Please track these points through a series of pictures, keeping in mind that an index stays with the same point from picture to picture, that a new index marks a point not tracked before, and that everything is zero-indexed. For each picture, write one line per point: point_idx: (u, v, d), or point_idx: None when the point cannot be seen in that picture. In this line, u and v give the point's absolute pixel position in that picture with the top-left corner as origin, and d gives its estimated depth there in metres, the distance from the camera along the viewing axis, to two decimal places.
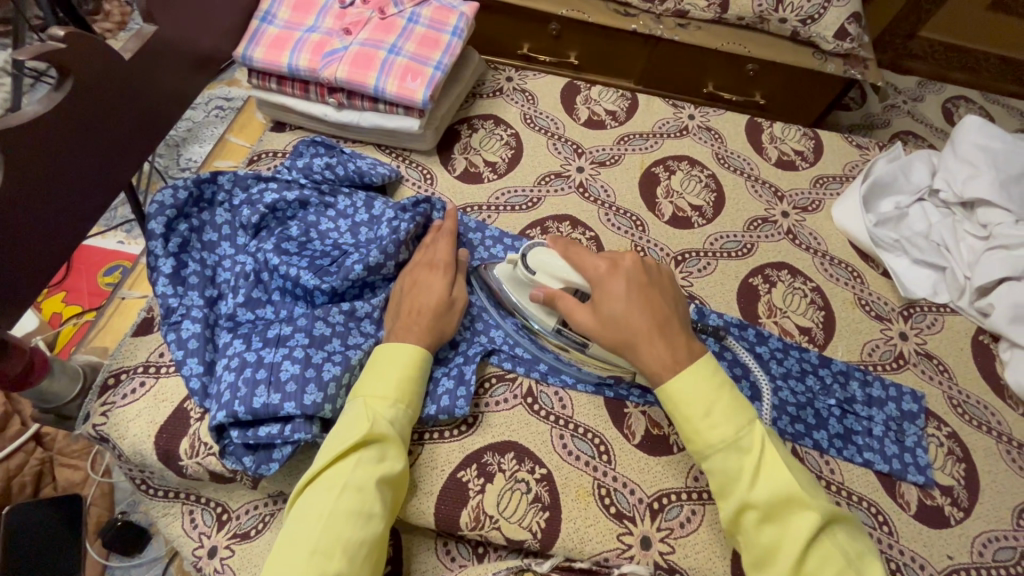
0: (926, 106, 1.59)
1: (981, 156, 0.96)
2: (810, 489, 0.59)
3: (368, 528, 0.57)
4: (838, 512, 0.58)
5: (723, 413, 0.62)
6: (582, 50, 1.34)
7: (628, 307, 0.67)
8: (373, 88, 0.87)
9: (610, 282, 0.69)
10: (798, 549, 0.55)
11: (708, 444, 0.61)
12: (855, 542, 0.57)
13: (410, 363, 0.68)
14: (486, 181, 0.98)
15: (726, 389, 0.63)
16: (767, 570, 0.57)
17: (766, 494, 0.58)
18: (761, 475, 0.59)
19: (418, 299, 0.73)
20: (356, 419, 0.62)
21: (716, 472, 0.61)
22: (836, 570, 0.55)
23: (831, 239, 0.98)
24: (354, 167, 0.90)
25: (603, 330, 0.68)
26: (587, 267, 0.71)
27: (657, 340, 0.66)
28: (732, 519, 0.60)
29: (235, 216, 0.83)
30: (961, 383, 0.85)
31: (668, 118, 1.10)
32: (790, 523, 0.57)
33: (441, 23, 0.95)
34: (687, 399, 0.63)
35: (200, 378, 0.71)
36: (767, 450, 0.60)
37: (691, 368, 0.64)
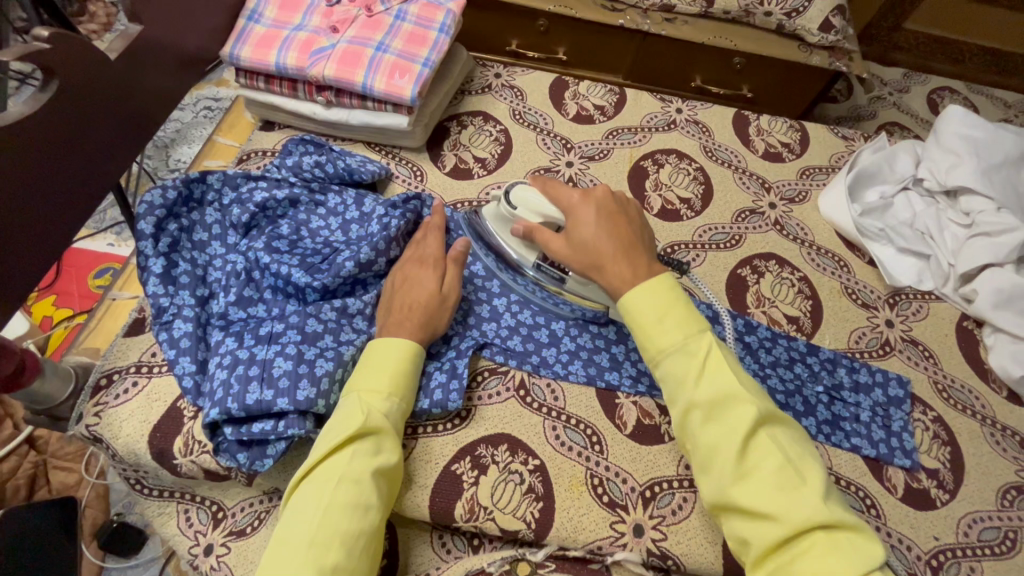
0: (912, 98, 1.60)
1: (963, 145, 0.97)
2: (753, 391, 0.59)
3: (365, 520, 0.58)
4: (779, 418, 0.58)
5: (675, 321, 0.62)
6: (571, 46, 1.34)
7: (597, 231, 0.69)
8: (361, 85, 0.88)
9: (581, 210, 0.71)
10: (738, 445, 0.54)
11: (660, 349, 0.61)
12: (795, 444, 0.56)
13: (403, 357, 0.68)
14: (476, 177, 0.99)
15: (682, 302, 0.63)
16: (710, 472, 0.56)
17: (710, 395, 0.57)
18: (707, 376, 0.58)
19: (410, 294, 0.74)
20: (351, 412, 0.62)
21: (666, 377, 0.61)
22: (774, 466, 0.53)
23: (818, 229, 0.99)
24: (344, 165, 0.91)
25: (573, 253, 0.70)
26: (562, 199, 0.73)
27: (621, 258, 0.67)
28: (681, 423, 0.59)
29: (225, 216, 0.83)
30: (946, 368, 0.86)
31: (656, 112, 1.11)
32: (732, 421, 0.56)
33: (428, 19, 0.96)
34: (641, 309, 0.63)
35: (193, 377, 0.71)
36: (714, 354, 0.60)
37: (651, 282, 0.64)
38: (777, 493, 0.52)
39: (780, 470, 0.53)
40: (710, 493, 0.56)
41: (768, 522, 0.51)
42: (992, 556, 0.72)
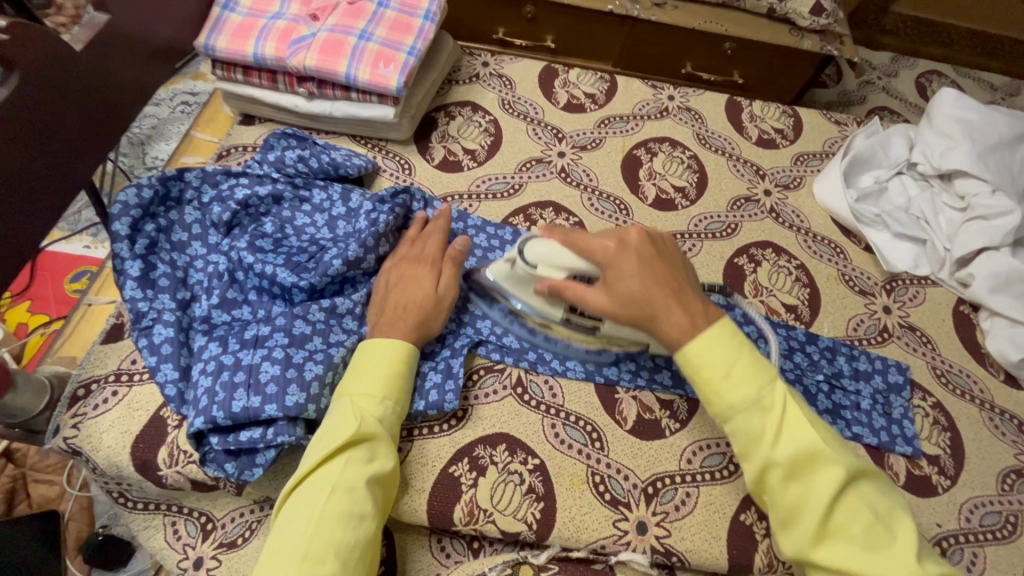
0: (900, 81, 1.59)
1: (958, 128, 0.96)
2: (831, 444, 0.58)
3: (361, 529, 0.56)
4: (861, 467, 0.58)
5: (745, 373, 0.59)
6: (559, 33, 1.31)
7: (643, 282, 0.64)
8: (344, 75, 0.84)
9: (620, 260, 0.66)
10: (826, 506, 0.54)
11: (730, 405, 0.59)
12: (878, 496, 0.57)
13: (398, 359, 0.66)
14: (466, 169, 0.96)
15: (747, 349, 0.61)
16: (794, 529, 0.56)
17: (790, 453, 0.56)
18: (785, 434, 0.57)
19: (405, 295, 0.71)
20: (344, 417, 0.60)
21: (738, 433, 0.59)
22: (864, 526, 0.54)
23: (814, 216, 0.98)
24: (329, 159, 0.87)
25: (619, 305, 0.65)
26: (594, 250, 0.67)
27: (676, 307, 0.63)
28: (757, 479, 0.58)
29: (205, 215, 0.80)
30: (944, 353, 0.86)
31: (648, 100, 1.09)
32: (816, 480, 0.55)
33: (412, 6, 0.92)
34: (709, 363, 0.60)
35: (176, 385, 0.68)
36: (789, 408, 0.58)
37: (710, 331, 0.61)
38: (871, 553, 0.53)
39: (871, 530, 0.54)
40: (792, 550, 0.56)
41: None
42: (994, 541, 0.72)
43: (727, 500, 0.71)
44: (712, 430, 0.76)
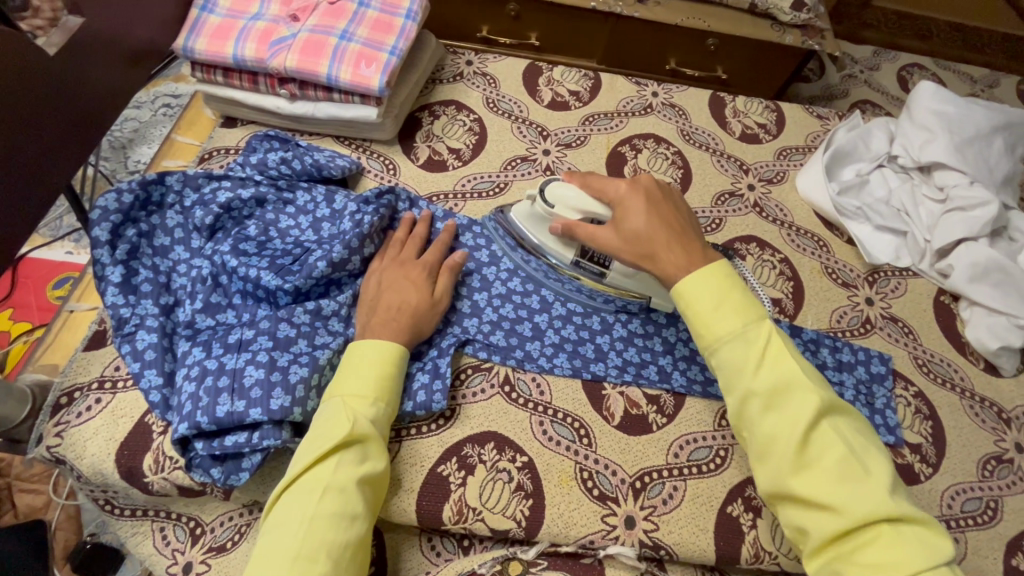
0: (882, 76, 1.59)
1: (937, 120, 0.97)
2: (814, 380, 0.58)
3: (352, 530, 0.56)
4: (841, 409, 0.58)
5: (731, 307, 0.61)
6: (543, 31, 1.31)
7: (648, 220, 0.68)
8: (326, 76, 0.84)
9: (630, 200, 0.71)
10: (800, 436, 0.54)
11: (715, 336, 0.60)
12: (858, 436, 0.56)
13: (391, 359, 0.66)
14: (451, 168, 0.96)
15: (737, 288, 0.62)
16: (768, 460, 0.56)
17: (769, 383, 0.57)
18: (767, 364, 0.58)
19: (399, 297, 0.72)
20: (336, 418, 0.60)
21: (722, 364, 0.60)
22: (837, 458, 0.53)
23: (797, 210, 0.99)
24: (312, 161, 0.87)
25: (624, 242, 0.69)
26: (608, 191, 0.72)
27: (674, 245, 0.66)
28: (737, 411, 0.58)
29: (188, 218, 0.79)
30: (925, 343, 0.87)
31: (632, 96, 1.09)
32: (793, 410, 0.55)
33: (394, 5, 0.92)
34: (697, 296, 0.62)
35: (161, 391, 0.68)
36: (773, 342, 0.59)
37: (705, 270, 0.64)
38: (842, 485, 0.52)
39: (844, 462, 0.53)
40: (766, 484, 0.56)
41: (830, 514, 0.52)
42: (975, 527, 0.73)
43: (714, 492, 0.72)
44: (699, 424, 0.77)
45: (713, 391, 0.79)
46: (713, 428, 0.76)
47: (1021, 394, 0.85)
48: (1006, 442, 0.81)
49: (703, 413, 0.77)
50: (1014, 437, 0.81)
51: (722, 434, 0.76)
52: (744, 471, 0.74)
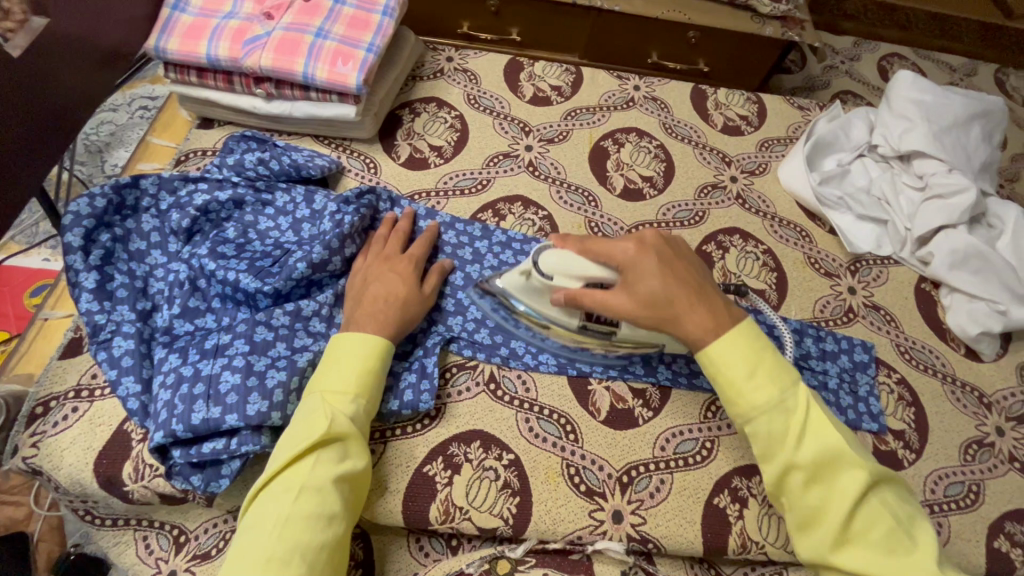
0: (862, 66, 1.61)
1: (915, 109, 0.98)
2: (854, 449, 0.60)
3: (329, 529, 0.55)
4: (882, 473, 0.60)
5: (766, 375, 0.62)
6: (524, 26, 1.31)
7: (664, 283, 0.66)
8: (302, 74, 0.83)
9: (641, 261, 0.67)
10: (848, 509, 0.56)
11: (751, 407, 0.61)
12: (899, 501, 0.59)
13: (373, 354, 0.65)
14: (433, 166, 0.95)
15: (770, 352, 0.64)
16: (812, 531, 0.58)
17: (812, 455, 0.58)
18: (807, 437, 0.59)
19: (385, 287, 0.71)
20: (313, 417, 0.59)
21: (761, 434, 0.61)
22: (884, 531, 0.56)
23: (779, 201, 0.99)
24: (290, 161, 0.85)
25: (641, 308, 0.66)
26: (614, 254, 0.67)
27: (697, 305, 0.65)
28: (778, 481, 0.60)
29: (164, 222, 0.78)
30: (908, 331, 0.88)
31: (614, 91, 1.09)
32: (839, 483, 0.57)
33: (370, 2, 0.90)
34: (731, 363, 0.63)
35: (138, 398, 0.67)
36: (812, 411, 0.60)
37: (733, 333, 0.64)
38: (891, 557, 0.55)
39: (891, 536, 0.56)
40: (810, 553, 0.58)
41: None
42: (958, 510, 0.74)
43: (700, 484, 0.72)
44: (685, 416, 0.77)
45: (698, 382, 0.79)
46: (699, 420, 0.77)
47: (1001, 378, 0.86)
48: (987, 426, 0.82)
49: (689, 405, 0.78)
50: (995, 420, 0.82)
51: (708, 426, 0.76)
52: (729, 462, 0.74)
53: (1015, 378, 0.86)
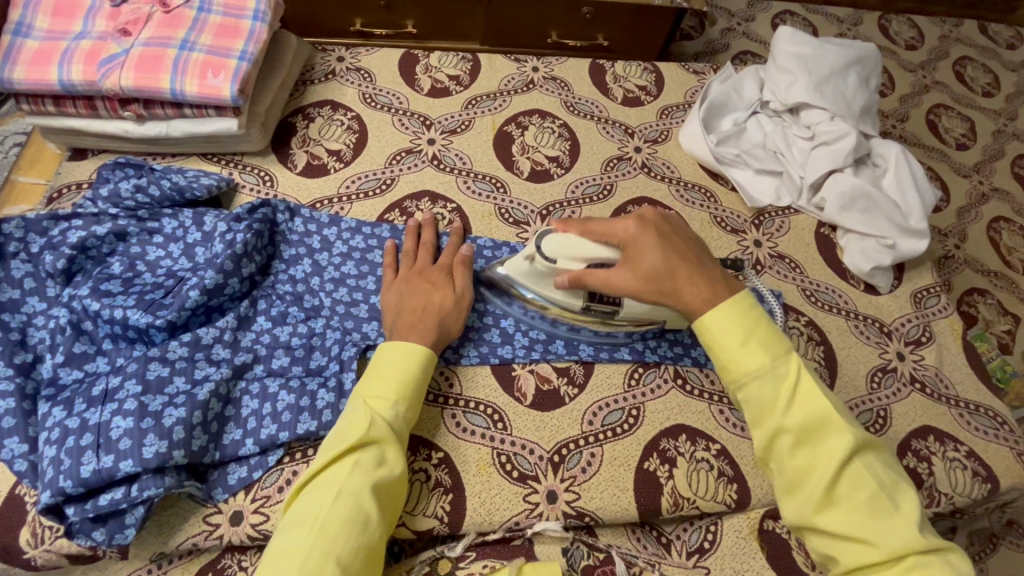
0: (758, 25, 1.65)
1: (797, 63, 1.02)
2: (844, 415, 0.59)
3: (364, 536, 0.56)
4: (873, 442, 0.59)
5: (761, 343, 0.62)
6: (419, 17, 1.28)
7: (665, 257, 0.68)
8: (170, 91, 0.78)
9: (641, 238, 0.69)
10: (832, 471, 0.55)
11: (746, 372, 0.61)
12: (886, 468, 0.57)
13: (417, 362, 0.67)
14: (333, 171, 0.92)
15: (765, 325, 0.63)
16: (797, 494, 0.57)
17: (800, 419, 0.58)
18: (798, 402, 0.59)
19: (424, 297, 0.73)
20: (355, 420, 0.61)
21: (752, 400, 0.60)
22: (867, 494, 0.55)
23: (682, 165, 1.02)
24: (171, 184, 0.80)
25: (645, 282, 0.67)
26: (615, 233, 0.69)
27: (694, 279, 0.66)
28: (767, 447, 0.59)
29: (38, 265, 0.72)
30: (811, 275, 0.92)
31: (513, 74, 1.08)
32: (824, 446, 0.57)
33: (238, 7, 0.86)
34: (722, 332, 0.63)
35: (26, 458, 0.62)
36: (803, 379, 0.60)
37: (732, 304, 0.64)
38: (872, 517, 0.54)
39: (875, 498, 0.54)
40: (794, 517, 0.57)
41: (860, 545, 0.53)
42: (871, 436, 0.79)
43: (630, 452, 0.74)
44: (609, 387, 0.78)
45: (620, 353, 0.80)
46: (623, 389, 0.78)
47: (898, 307, 0.92)
48: (889, 353, 0.87)
49: (613, 376, 0.79)
50: (896, 347, 0.88)
51: (633, 394, 0.78)
52: (655, 426, 0.76)
53: (911, 305, 0.92)
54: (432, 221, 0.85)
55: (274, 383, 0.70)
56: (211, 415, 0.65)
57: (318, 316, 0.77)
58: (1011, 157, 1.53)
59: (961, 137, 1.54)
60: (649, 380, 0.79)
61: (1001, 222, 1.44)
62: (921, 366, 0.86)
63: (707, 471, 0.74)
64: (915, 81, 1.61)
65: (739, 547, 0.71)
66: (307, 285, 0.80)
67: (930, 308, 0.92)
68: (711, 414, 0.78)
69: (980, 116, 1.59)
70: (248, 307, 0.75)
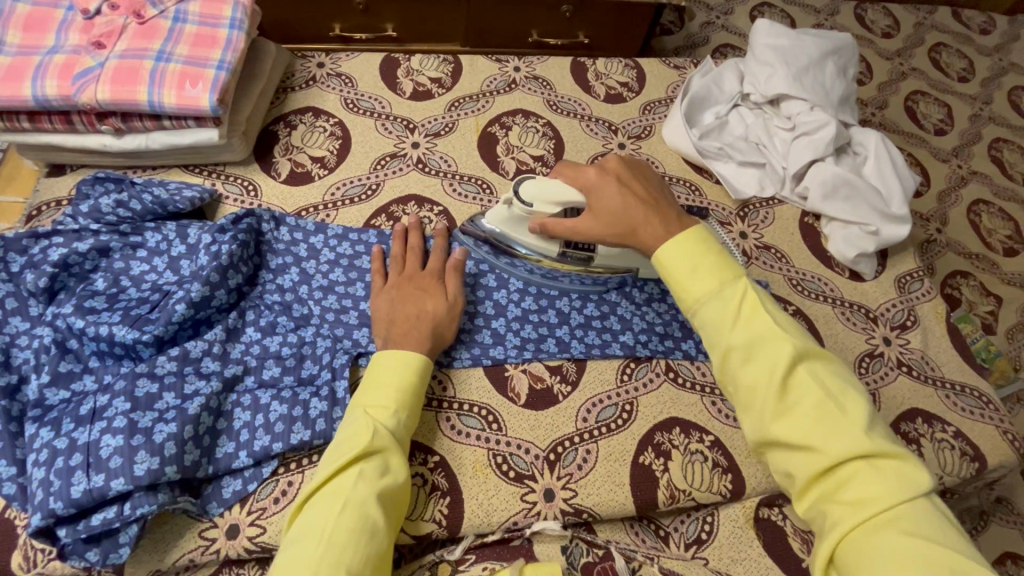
0: (737, 18, 1.67)
1: (775, 55, 1.03)
2: (789, 329, 0.57)
3: (372, 546, 0.55)
4: (822, 354, 0.57)
5: (709, 271, 0.61)
6: (399, 21, 1.28)
7: (624, 200, 0.71)
8: (148, 103, 0.77)
9: (603, 185, 0.74)
10: (778, 379, 0.54)
11: (695, 298, 0.61)
12: (835, 377, 0.55)
13: (413, 368, 0.68)
14: (318, 178, 0.91)
15: (713, 253, 0.63)
16: (751, 411, 0.55)
17: (747, 334, 0.57)
18: (745, 319, 0.58)
19: (418, 305, 0.73)
20: (356, 430, 0.61)
21: (703, 324, 0.60)
22: (815, 402, 0.53)
23: (667, 160, 1.02)
24: (153, 197, 0.79)
25: (606, 225, 0.72)
26: (580, 180, 0.75)
27: (652, 219, 0.69)
28: (720, 369, 0.58)
29: (19, 285, 0.71)
30: (797, 264, 0.93)
31: (495, 74, 1.08)
32: (770, 358, 0.55)
33: (214, 16, 0.85)
34: (675, 262, 0.63)
35: (14, 481, 0.61)
36: (750, 300, 0.59)
37: (682, 237, 0.65)
38: (822, 425, 0.51)
39: (823, 406, 0.52)
40: (751, 433, 0.55)
41: (810, 454, 0.51)
42: None
43: (625, 447, 0.74)
44: (602, 384, 0.79)
45: (611, 350, 0.81)
46: (616, 385, 0.79)
47: (883, 293, 0.93)
48: (876, 338, 0.88)
49: (605, 373, 0.79)
50: (883, 332, 0.89)
51: (626, 389, 0.78)
52: (649, 420, 0.77)
53: (895, 290, 0.93)
54: (418, 224, 0.84)
55: (266, 395, 0.69)
56: (203, 429, 0.65)
57: (308, 325, 0.77)
58: (988, 140, 1.56)
59: (940, 122, 1.57)
60: (641, 374, 0.80)
61: (981, 205, 1.46)
62: (908, 350, 0.88)
63: (702, 463, 0.74)
64: (892, 69, 1.64)
65: (736, 536, 0.72)
66: (295, 294, 0.79)
67: (914, 292, 0.94)
68: (704, 406, 0.79)
69: (957, 101, 1.61)
70: (236, 319, 0.75)
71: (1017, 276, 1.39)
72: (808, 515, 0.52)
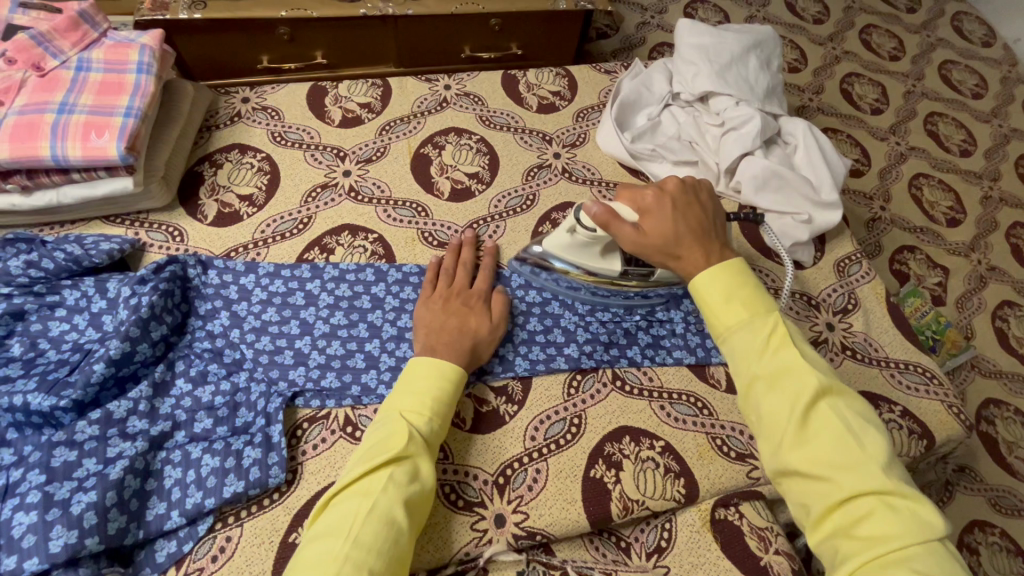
0: (671, 15, 1.68)
1: (698, 54, 1.04)
2: (816, 362, 0.57)
3: (395, 551, 0.55)
4: (846, 391, 0.56)
5: (742, 301, 0.62)
6: (327, 48, 1.27)
7: (676, 226, 0.69)
8: (52, 158, 0.75)
9: (659, 208, 0.71)
10: (800, 410, 0.53)
11: (726, 326, 0.61)
12: (857, 414, 0.54)
13: (446, 378, 0.68)
14: (247, 217, 0.89)
15: (749, 285, 0.63)
16: (772, 439, 0.55)
17: (775, 364, 0.57)
18: (773, 350, 0.58)
19: (461, 320, 0.75)
20: (393, 432, 0.62)
21: (733, 351, 0.60)
22: (837, 437, 0.52)
23: (602, 165, 1.03)
24: (67, 253, 0.76)
25: (652, 244, 0.70)
26: (635, 201, 0.73)
27: (693, 245, 0.68)
28: (744, 394, 0.58)
29: None
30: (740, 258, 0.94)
31: (425, 94, 1.07)
32: (794, 388, 0.55)
33: (120, 62, 0.83)
34: (708, 290, 0.64)
35: None
36: (780, 331, 0.59)
37: (719, 268, 0.65)
38: (840, 459, 0.51)
39: (844, 441, 0.52)
40: (771, 462, 0.55)
41: (826, 486, 0.51)
42: None
43: (575, 462, 0.73)
44: (550, 399, 0.78)
45: (556, 364, 0.80)
46: (564, 399, 0.78)
47: (823, 279, 0.94)
48: (819, 325, 0.89)
49: (552, 389, 0.79)
50: (826, 318, 0.90)
51: (574, 402, 0.78)
52: (598, 432, 0.76)
53: (835, 275, 0.95)
54: (472, 240, 0.88)
55: (197, 449, 0.67)
56: (129, 492, 0.63)
57: (241, 370, 0.75)
58: (923, 115, 1.59)
59: (875, 102, 1.60)
60: (588, 386, 0.79)
61: (921, 178, 1.49)
62: (851, 333, 0.89)
63: (654, 469, 0.74)
64: (826, 54, 1.67)
65: (693, 541, 0.71)
66: (227, 339, 0.77)
67: (853, 275, 0.95)
68: (652, 411, 0.78)
69: (890, 80, 1.65)
70: (164, 372, 0.72)
71: (962, 246, 1.42)
72: (819, 550, 0.51)
